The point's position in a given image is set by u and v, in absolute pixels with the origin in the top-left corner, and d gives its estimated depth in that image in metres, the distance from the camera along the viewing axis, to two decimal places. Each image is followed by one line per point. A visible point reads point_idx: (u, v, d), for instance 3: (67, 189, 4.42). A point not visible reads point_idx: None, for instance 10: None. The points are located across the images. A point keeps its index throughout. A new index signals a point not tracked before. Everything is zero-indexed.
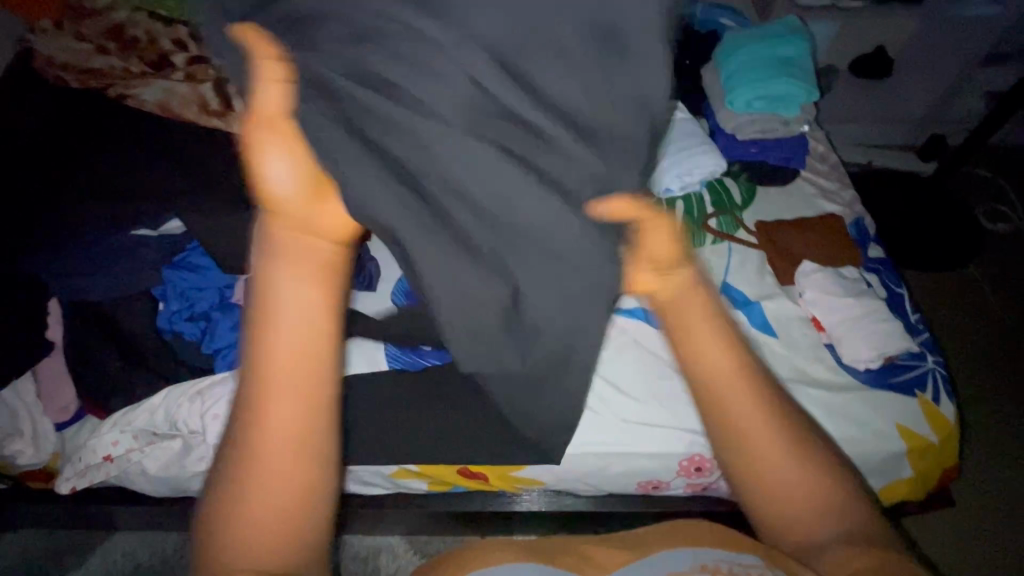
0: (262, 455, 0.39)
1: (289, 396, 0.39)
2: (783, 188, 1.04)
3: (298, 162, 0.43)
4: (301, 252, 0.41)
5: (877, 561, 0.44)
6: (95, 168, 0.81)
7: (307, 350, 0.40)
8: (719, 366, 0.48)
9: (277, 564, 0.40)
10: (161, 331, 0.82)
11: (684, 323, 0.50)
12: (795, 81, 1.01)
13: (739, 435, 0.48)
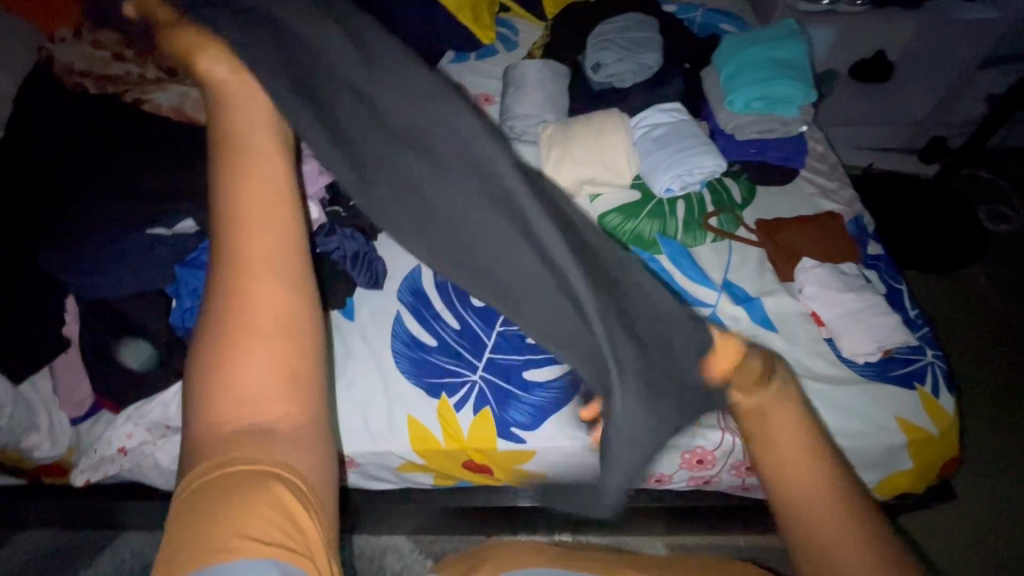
0: (235, 296, 0.34)
1: (253, 226, 0.35)
2: (782, 187, 1.06)
3: (228, 59, 0.43)
4: (257, 113, 0.41)
5: None
6: (114, 170, 0.84)
7: (270, 180, 0.37)
8: (789, 439, 0.41)
9: (278, 405, 0.34)
10: (174, 328, 0.83)
11: (768, 435, 0.42)
12: (793, 81, 1.03)
13: (799, 499, 0.39)
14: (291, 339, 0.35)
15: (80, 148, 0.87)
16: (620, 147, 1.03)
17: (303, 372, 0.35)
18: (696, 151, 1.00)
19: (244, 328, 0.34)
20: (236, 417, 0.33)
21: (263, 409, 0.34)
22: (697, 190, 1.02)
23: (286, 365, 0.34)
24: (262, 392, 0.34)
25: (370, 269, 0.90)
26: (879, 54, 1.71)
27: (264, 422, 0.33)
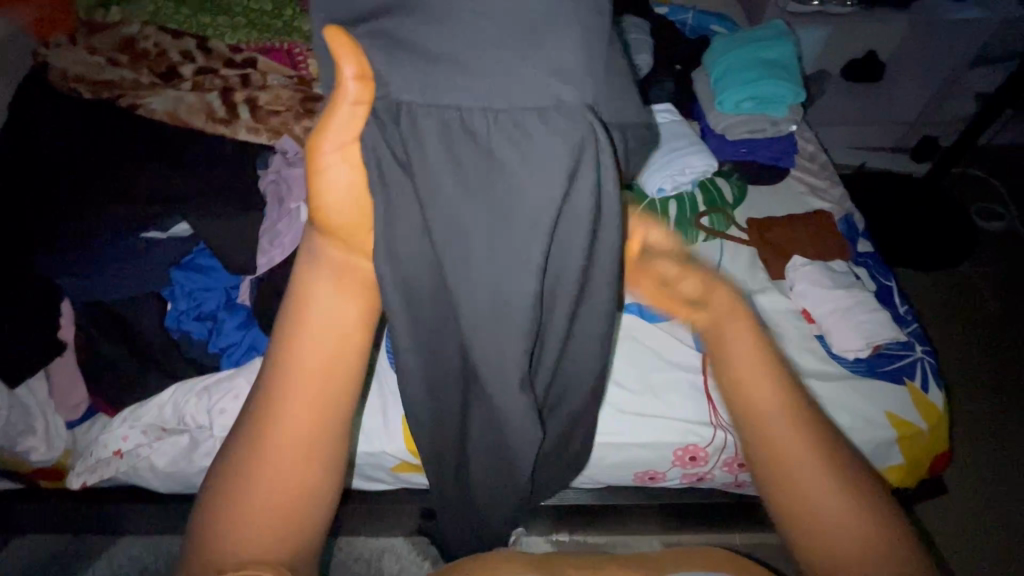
0: (273, 437, 0.39)
1: (309, 385, 0.40)
2: (774, 186, 1.07)
3: (356, 178, 0.41)
4: (339, 269, 0.41)
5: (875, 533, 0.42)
6: (110, 173, 0.85)
7: (335, 343, 0.40)
8: (758, 393, 0.45)
9: (275, 528, 0.39)
10: (169, 330, 0.84)
11: (728, 357, 0.47)
12: (781, 82, 1.04)
13: (797, 499, 0.43)
14: (307, 483, 0.40)
15: (74, 153, 0.87)
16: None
17: (302, 503, 0.40)
18: (685, 152, 1.01)
19: (268, 460, 0.39)
20: (244, 529, 0.39)
21: (261, 530, 0.39)
22: (689, 190, 1.02)
23: (296, 498, 0.40)
24: (275, 503, 0.39)
25: None
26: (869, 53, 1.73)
27: (259, 539, 0.39)
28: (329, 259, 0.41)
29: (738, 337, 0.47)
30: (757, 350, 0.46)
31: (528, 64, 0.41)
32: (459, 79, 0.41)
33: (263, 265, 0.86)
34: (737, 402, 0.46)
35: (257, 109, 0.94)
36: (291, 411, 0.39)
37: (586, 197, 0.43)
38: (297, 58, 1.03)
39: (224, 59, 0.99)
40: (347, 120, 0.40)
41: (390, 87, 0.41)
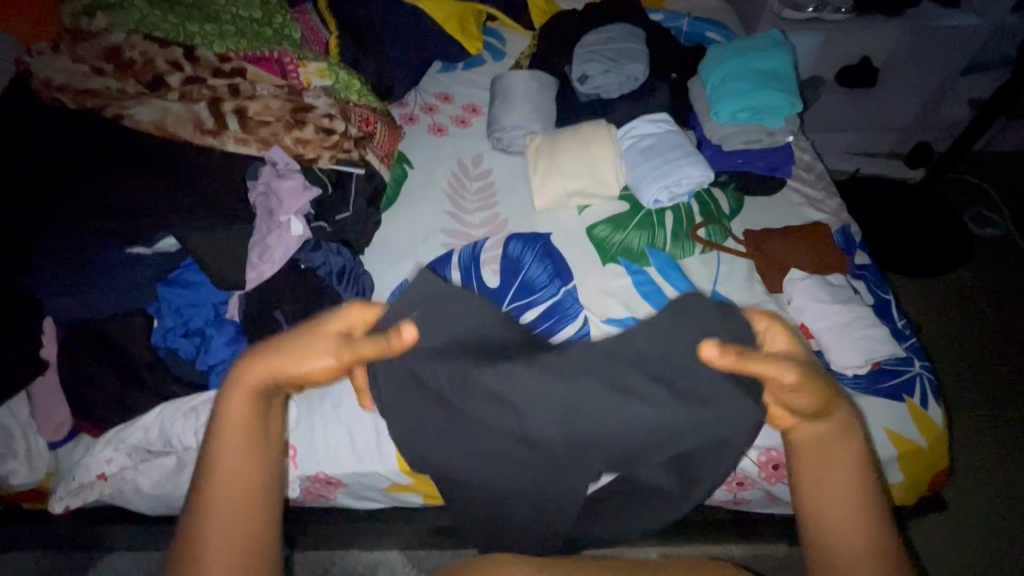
0: (208, 559, 0.43)
1: (233, 504, 0.45)
2: (770, 197, 1.07)
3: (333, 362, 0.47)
4: (241, 410, 0.47)
5: None
6: (95, 187, 0.83)
7: (248, 466, 0.46)
8: (837, 516, 0.48)
9: None
10: (155, 347, 0.82)
11: (821, 458, 0.50)
12: (779, 93, 1.02)
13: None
14: None
15: (57, 166, 0.85)
16: (609, 160, 1.05)
17: None
18: (682, 164, 1.02)
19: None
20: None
21: None
22: (685, 201, 1.04)
23: None
24: None
25: (358, 284, 0.92)
26: (864, 60, 1.72)
27: None
28: (234, 399, 0.47)
29: (826, 460, 0.49)
30: (846, 476, 0.49)
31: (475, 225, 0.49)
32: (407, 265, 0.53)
33: (253, 280, 0.86)
34: (805, 484, 0.50)
35: (246, 120, 0.93)
36: (228, 514, 0.44)
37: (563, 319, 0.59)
38: (287, 66, 1.01)
39: (212, 68, 0.96)
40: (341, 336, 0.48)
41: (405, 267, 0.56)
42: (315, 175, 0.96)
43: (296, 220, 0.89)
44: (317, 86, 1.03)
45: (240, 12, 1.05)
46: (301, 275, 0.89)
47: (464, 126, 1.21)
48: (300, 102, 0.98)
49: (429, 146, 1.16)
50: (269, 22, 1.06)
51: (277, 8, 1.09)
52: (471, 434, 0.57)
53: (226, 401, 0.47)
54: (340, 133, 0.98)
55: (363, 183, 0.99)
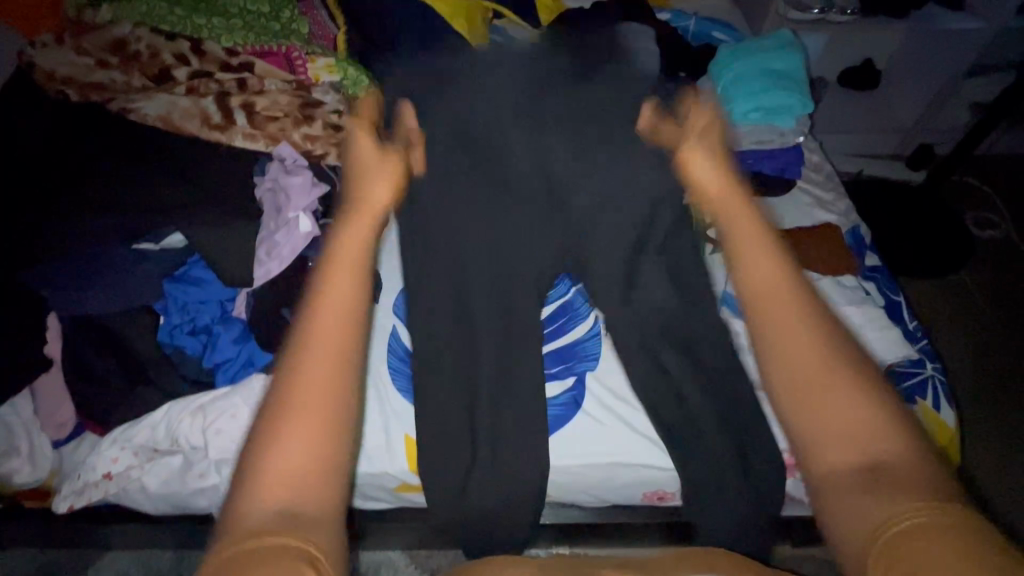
0: (302, 389, 0.44)
1: (331, 336, 0.46)
2: (780, 198, 1.06)
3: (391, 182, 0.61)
4: (345, 258, 0.51)
5: (888, 435, 0.47)
6: (103, 182, 0.82)
7: (343, 305, 0.47)
8: (793, 342, 0.51)
9: (312, 479, 0.43)
10: (161, 346, 0.81)
11: (751, 264, 0.55)
12: (792, 91, 1.02)
13: (823, 438, 0.49)
14: (336, 428, 0.44)
15: (64, 158, 0.83)
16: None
17: (331, 454, 0.44)
18: None
19: (293, 407, 0.44)
20: (268, 492, 0.42)
21: (285, 494, 0.42)
22: None
23: (319, 457, 0.44)
24: (303, 457, 0.43)
25: None
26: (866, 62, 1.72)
27: (302, 479, 0.43)
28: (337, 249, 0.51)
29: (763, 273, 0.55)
30: (791, 299, 0.53)
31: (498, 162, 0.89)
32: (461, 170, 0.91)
33: (261, 277, 0.84)
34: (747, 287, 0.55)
35: (254, 115, 0.92)
36: (315, 354, 0.46)
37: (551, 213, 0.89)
38: (294, 62, 1.00)
39: (218, 62, 0.94)
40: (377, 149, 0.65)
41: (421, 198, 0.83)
42: (322, 171, 0.95)
43: (305, 217, 0.87)
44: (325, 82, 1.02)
45: (246, 4, 1.03)
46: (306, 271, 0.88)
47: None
48: (308, 97, 0.97)
49: None
50: (277, 16, 1.04)
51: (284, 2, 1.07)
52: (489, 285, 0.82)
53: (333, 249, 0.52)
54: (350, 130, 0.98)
55: None
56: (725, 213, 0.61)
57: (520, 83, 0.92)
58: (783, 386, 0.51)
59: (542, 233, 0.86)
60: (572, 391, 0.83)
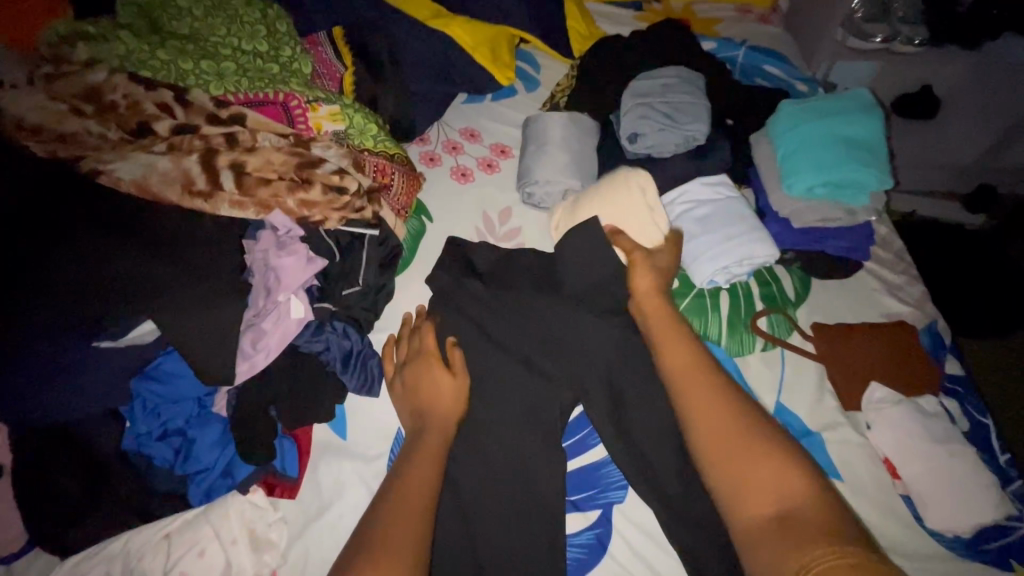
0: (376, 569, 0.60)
1: (400, 532, 0.64)
2: (842, 282, 0.93)
3: (447, 376, 0.79)
4: (417, 463, 0.72)
5: (793, 485, 0.61)
6: (59, 261, 0.69)
7: (413, 500, 0.68)
8: (703, 402, 0.69)
9: None
10: (128, 454, 0.71)
11: (656, 323, 0.79)
12: (865, 166, 0.85)
13: (746, 503, 0.62)
14: None
15: (16, 229, 0.71)
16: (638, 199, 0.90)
17: None
18: (746, 239, 0.89)
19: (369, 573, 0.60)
20: None
21: None
22: (743, 280, 0.91)
23: None
24: None
25: (366, 374, 0.82)
26: (925, 88, 1.58)
27: None
28: (414, 453, 0.74)
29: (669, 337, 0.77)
30: (690, 362, 0.74)
31: (525, 293, 0.89)
32: (467, 282, 0.90)
33: (245, 373, 0.74)
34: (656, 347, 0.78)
35: (243, 177, 0.80)
36: (385, 538, 0.64)
37: (576, 333, 0.85)
38: (293, 111, 0.88)
39: (205, 113, 0.83)
40: (430, 348, 0.82)
41: (458, 333, 0.86)
42: (319, 241, 0.84)
43: (297, 300, 0.77)
44: (328, 132, 0.90)
45: (241, 43, 0.92)
46: (298, 359, 0.79)
47: (490, 171, 1.07)
48: (307, 155, 0.85)
49: (451, 195, 1.03)
50: (276, 57, 0.92)
51: (285, 37, 0.95)
52: (516, 432, 0.79)
53: (416, 453, 0.74)
54: (354, 192, 0.85)
55: (374, 250, 0.87)
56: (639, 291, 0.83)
57: (553, 179, 0.99)
58: (702, 446, 0.67)
59: (568, 364, 0.83)
60: (596, 528, 0.75)
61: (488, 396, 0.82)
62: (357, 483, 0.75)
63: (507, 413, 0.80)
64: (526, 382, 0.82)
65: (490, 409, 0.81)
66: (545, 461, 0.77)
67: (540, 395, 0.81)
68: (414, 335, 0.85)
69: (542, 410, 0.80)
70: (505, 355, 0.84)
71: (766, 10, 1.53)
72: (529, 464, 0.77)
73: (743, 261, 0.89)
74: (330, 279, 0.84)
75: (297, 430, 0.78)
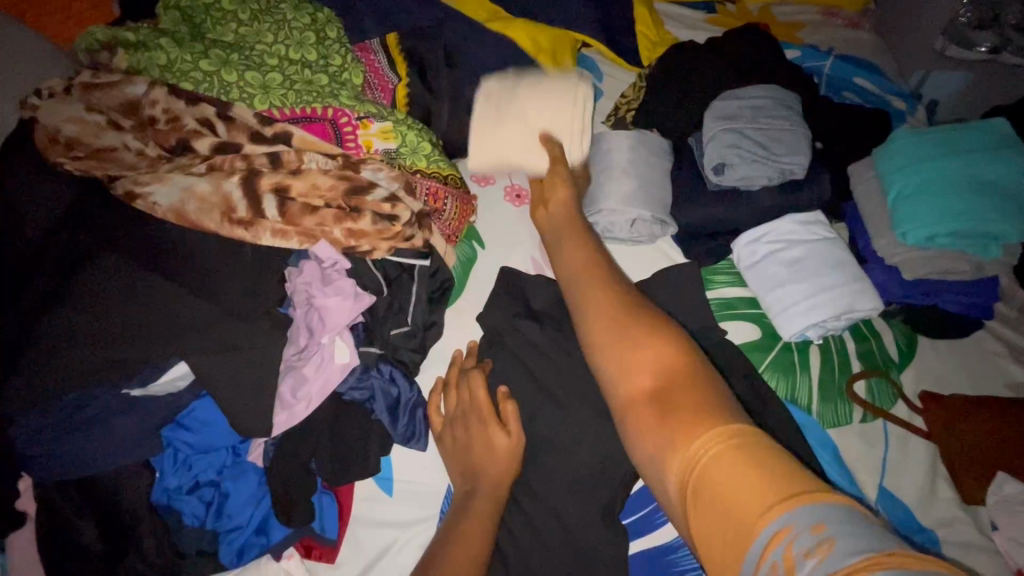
0: None
1: None
2: (958, 344, 0.80)
3: (502, 435, 0.70)
4: (468, 540, 0.64)
5: (669, 363, 0.53)
6: (89, 299, 0.64)
7: None
8: (594, 300, 0.63)
9: None
10: (158, 507, 0.67)
11: (557, 239, 0.77)
12: (993, 216, 0.76)
13: (630, 387, 0.53)
14: None
15: (51, 264, 0.67)
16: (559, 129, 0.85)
17: None
18: (845, 291, 0.77)
19: None
20: None
21: None
22: (838, 335, 0.79)
23: None
24: None
25: (410, 422, 0.74)
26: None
27: None
28: (462, 527, 0.66)
29: (569, 253, 0.73)
30: (589, 271, 0.68)
31: None
32: (522, 324, 0.80)
33: (283, 423, 0.68)
34: (558, 261, 0.73)
35: (288, 203, 0.73)
36: None
37: None
38: (343, 129, 0.80)
39: (248, 131, 0.76)
40: (479, 400, 0.72)
41: (512, 384, 0.76)
42: (365, 275, 0.76)
43: (341, 343, 0.71)
44: (378, 151, 0.82)
45: (288, 51, 0.84)
46: (342, 409, 0.73)
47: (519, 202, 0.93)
48: (356, 178, 0.76)
49: (505, 219, 0.92)
50: (324, 65, 0.85)
51: (335, 43, 0.87)
52: (575, 505, 0.70)
53: (465, 529, 0.65)
54: (405, 222, 0.75)
55: (425, 286, 0.78)
56: (545, 217, 0.82)
57: None
58: (588, 336, 0.60)
59: None
60: None
61: (544, 459, 0.73)
62: (402, 550, 0.69)
63: (565, 480, 0.71)
64: (588, 447, 0.71)
65: (547, 474, 0.72)
66: (608, 540, 0.68)
67: (602, 463, 0.71)
68: (461, 381, 0.76)
69: (604, 480, 0.71)
70: (565, 413, 0.74)
71: (856, 14, 1.37)
72: (588, 541, 0.68)
73: (835, 319, 0.77)
74: (378, 318, 0.76)
75: (339, 486, 0.72)
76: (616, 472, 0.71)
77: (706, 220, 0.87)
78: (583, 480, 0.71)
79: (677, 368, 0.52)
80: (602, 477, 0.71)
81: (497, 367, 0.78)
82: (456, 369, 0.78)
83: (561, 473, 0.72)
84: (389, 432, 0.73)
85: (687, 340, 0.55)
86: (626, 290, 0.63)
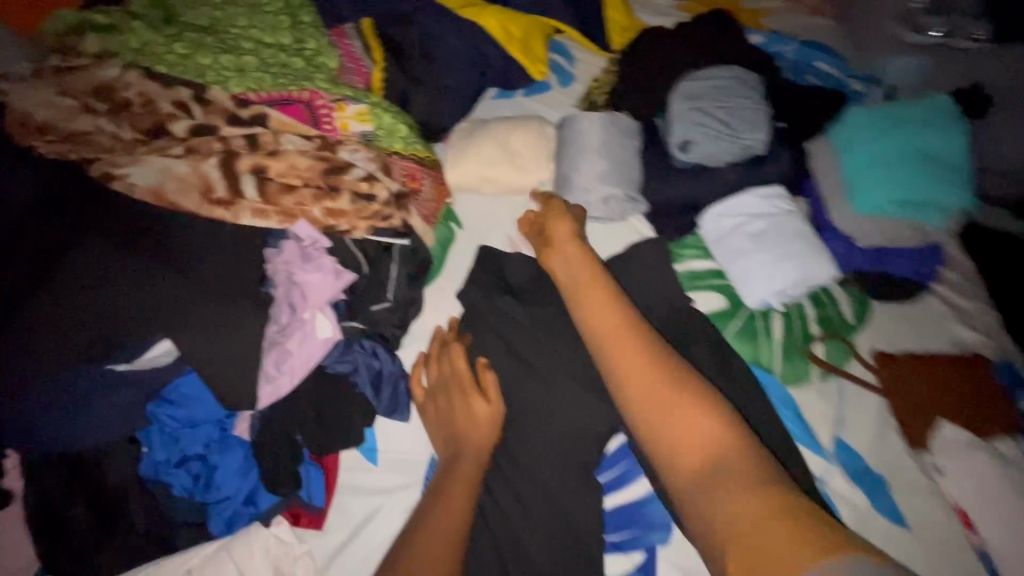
0: None
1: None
2: (907, 306, 0.85)
3: (481, 402, 0.73)
4: (451, 499, 0.68)
5: (717, 432, 0.56)
6: (69, 278, 0.65)
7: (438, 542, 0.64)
8: (627, 356, 0.64)
9: None
10: (145, 480, 0.69)
11: (571, 276, 0.77)
12: (936, 185, 0.82)
13: (677, 456, 0.57)
14: None
15: (30, 246, 0.68)
16: (531, 149, 0.92)
17: None
18: (804, 260, 0.82)
19: None
20: None
21: None
22: (799, 301, 0.83)
23: None
24: None
25: (393, 394, 0.76)
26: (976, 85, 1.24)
27: None
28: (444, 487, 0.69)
29: (585, 290, 0.74)
30: (610, 313, 0.69)
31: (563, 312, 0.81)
32: (498, 297, 0.83)
33: (268, 396, 0.69)
34: (575, 303, 0.74)
35: (267, 183, 0.74)
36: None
37: None
38: (319, 111, 0.81)
39: (225, 114, 0.77)
40: (461, 369, 0.76)
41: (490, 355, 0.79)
42: (344, 252, 0.78)
43: (323, 317, 0.72)
44: (355, 133, 0.83)
45: (262, 36, 0.86)
46: (326, 382, 0.75)
47: None
48: (334, 159, 0.78)
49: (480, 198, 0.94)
50: (299, 49, 0.86)
51: (309, 28, 0.88)
52: (553, 465, 0.74)
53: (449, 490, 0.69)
54: (383, 201, 0.78)
55: (404, 263, 0.80)
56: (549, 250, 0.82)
57: None
58: (626, 396, 0.62)
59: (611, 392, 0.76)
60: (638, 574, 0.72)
61: (523, 424, 0.76)
62: (388, 515, 0.72)
63: (543, 442, 0.75)
64: (564, 411, 0.75)
65: (525, 439, 0.75)
66: (584, 496, 0.72)
67: (578, 426, 0.75)
68: (443, 352, 0.79)
69: (580, 442, 0.74)
70: (541, 380, 0.77)
71: None
72: (566, 499, 0.72)
73: (794, 285, 0.82)
74: (358, 296, 0.78)
75: (325, 457, 0.74)
76: (590, 433, 0.75)
77: (673, 196, 0.91)
78: (560, 442, 0.74)
79: (723, 438, 0.56)
80: (577, 439, 0.74)
81: (476, 339, 0.81)
82: (437, 342, 0.80)
83: (539, 437, 0.75)
84: (373, 403, 0.75)
85: (721, 402, 0.59)
86: (656, 345, 0.65)
